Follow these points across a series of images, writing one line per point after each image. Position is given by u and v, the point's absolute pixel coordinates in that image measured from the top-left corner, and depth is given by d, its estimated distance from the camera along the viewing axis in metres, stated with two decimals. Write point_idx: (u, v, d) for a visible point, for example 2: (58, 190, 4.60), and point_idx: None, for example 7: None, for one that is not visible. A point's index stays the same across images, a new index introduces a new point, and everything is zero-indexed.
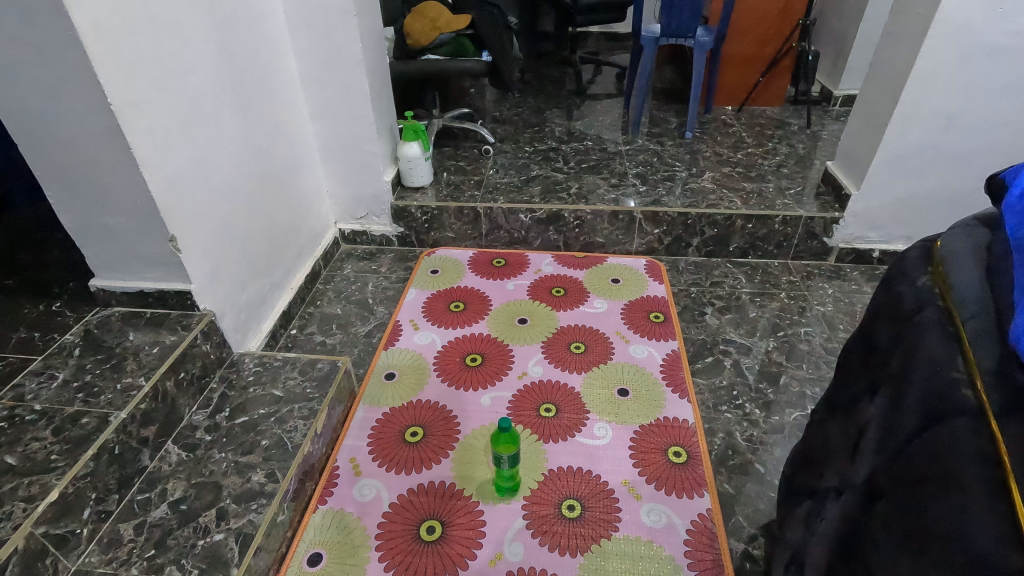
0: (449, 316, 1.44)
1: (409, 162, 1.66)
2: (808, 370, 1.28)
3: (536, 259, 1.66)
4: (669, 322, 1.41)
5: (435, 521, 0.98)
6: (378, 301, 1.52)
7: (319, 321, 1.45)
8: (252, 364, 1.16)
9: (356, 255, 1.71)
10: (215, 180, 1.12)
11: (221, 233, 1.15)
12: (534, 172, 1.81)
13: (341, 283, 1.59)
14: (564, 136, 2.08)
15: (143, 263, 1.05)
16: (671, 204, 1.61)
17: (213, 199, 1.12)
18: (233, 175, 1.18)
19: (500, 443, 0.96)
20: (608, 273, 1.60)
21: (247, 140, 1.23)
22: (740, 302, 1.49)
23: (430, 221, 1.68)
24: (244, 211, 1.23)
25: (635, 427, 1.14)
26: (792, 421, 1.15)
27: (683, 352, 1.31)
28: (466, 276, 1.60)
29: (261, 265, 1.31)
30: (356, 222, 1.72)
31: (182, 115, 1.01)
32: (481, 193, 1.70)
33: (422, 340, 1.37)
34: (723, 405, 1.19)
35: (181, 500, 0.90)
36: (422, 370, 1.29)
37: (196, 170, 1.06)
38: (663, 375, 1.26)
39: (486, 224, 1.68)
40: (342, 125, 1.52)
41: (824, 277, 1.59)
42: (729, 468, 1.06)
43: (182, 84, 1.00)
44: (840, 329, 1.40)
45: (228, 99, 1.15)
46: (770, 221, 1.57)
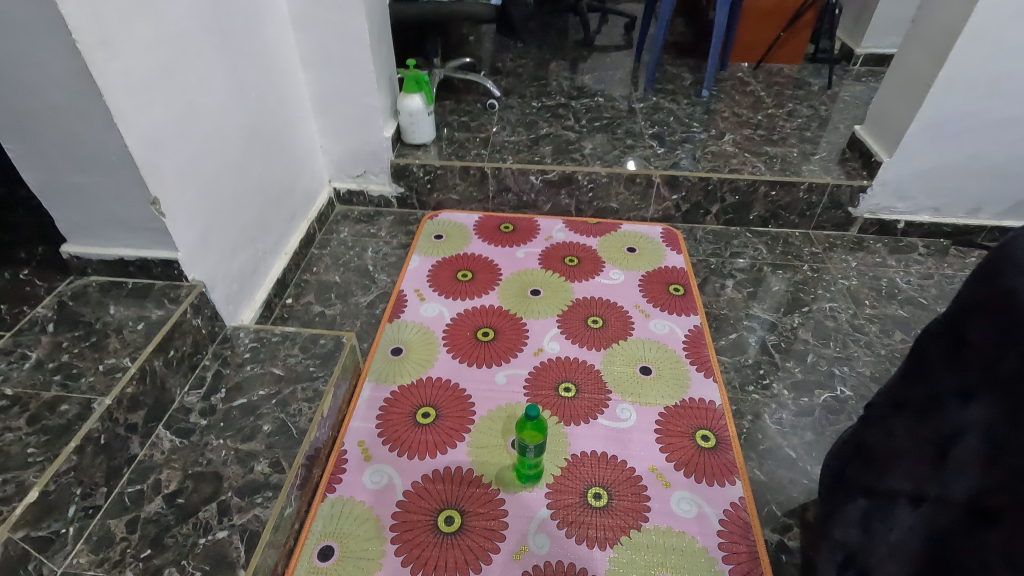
0: (456, 286, 1.35)
1: (411, 117, 1.52)
2: (836, 349, 1.22)
3: (547, 225, 1.56)
4: (690, 295, 1.33)
5: (453, 511, 0.92)
6: (379, 268, 1.41)
7: (317, 290, 1.35)
8: (248, 340, 1.06)
9: (353, 218, 1.60)
10: (201, 134, 0.99)
11: (209, 196, 1.03)
12: (543, 130, 1.69)
13: (338, 248, 1.48)
14: (573, 91, 1.95)
15: (123, 228, 0.93)
16: (691, 168, 1.51)
17: (200, 157, 0.99)
18: (222, 130, 1.06)
19: (525, 430, 0.89)
20: (623, 241, 1.51)
21: (235, 90, 1.09)
22: (762, 274, 1.42)
23: (433, 181, 1.56)
24: (234, 171, 1.11)
25: (659, 408, 1.08)
26: (822, 403, 1.10)
27: (706, 328, 1.25)
28: (472, 242, 1.50)
29: (253, 231, 1.20)
30: (352, 181, 1.59)
31: (161, 58, 0.87)
32: (487, 152, 1.57)
33: (429, 312, 1.28)
34: (750, 385, 1.13)
35: (178, 493, 0.82)
36: (430, 345, 1.20)
37: (179, 123, 0.93)
38: (686, 352, 1.19)
39: (493, 185, 1.56)
40: (338, 73, 1.38)
41: (847, 249, 1.52)
42: (760, 452, 1.01)
43: (159, 20, 0.86)
44: (867, 304, 1.34)
45: (211, 40, 1.00)
46: (796, 188, 1.49)
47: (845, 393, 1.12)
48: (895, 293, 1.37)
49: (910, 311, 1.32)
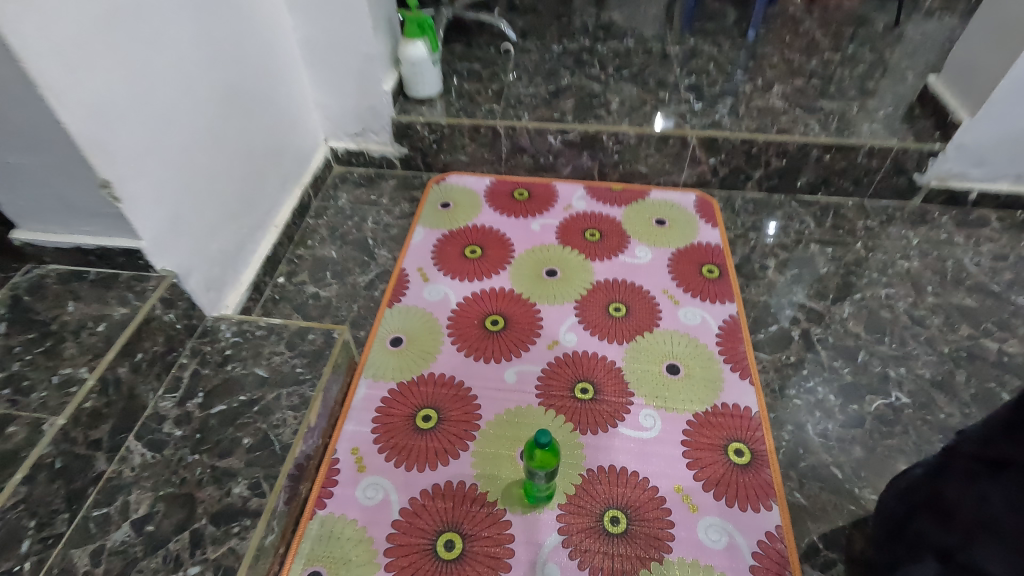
0: (464, 264, 1.22)
1: (413, 67, 1.34)
2: (892, 346, 1.07)
3: (566, 191, 1.40)
4: (725, 278, 1.18)
5: (455, 534, 0.83)
6: (379, 242, 1.28)
7: (311, 267, 1.23)
8: (229, 334, 0.96)
9: (352, 181, 1.45)
10: (163, 100, 0.85)
11: (179, 173, 0.89)
12: (564, 80, 1.49)
13: (335, 218, 1.35)
14: (599, 31, 1.72)
15: (76, 214, 0.81)
16: (734, 128, 1.32)
17: (163, 127, 0.85)
18: (191, 93, 0.91)
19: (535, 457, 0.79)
20: (651, 211, 1.34)
21: (204, 43, 0.93)
22: (808, 253, 1.25)
23: (439, 141, 1.40)
24: (209, 140, 0.96)
25: (687, 416, 0.96)
26: (873, 411, 0.97)
27: (743, 319, 1.11)
28: (482, 212, 1.35)
29: (235, 206, 1.06)
30: (351, 140, 1.43)
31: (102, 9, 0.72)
32: (500, 107, 1.39)
33: (433, 295, 1.16)
34: (791, 389, 1.00)
35: (147, 519, 0.74)
36: (434, 335, 1.09)
37: (134, 88, 0.78)
38: (720, 348, 1.06)
39: (506, 145, 1.39)
40: (329, 17, 1.19)
41: (908, 222, 1.33)
42: (801, 471, 0.90)
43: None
44: (929, 291, 1.17)
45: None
46: (854, 152, 1.29)
47: (901, 400, 0.99)
48: (962, 278, 1.20)
49: (979, 300, 1.15)
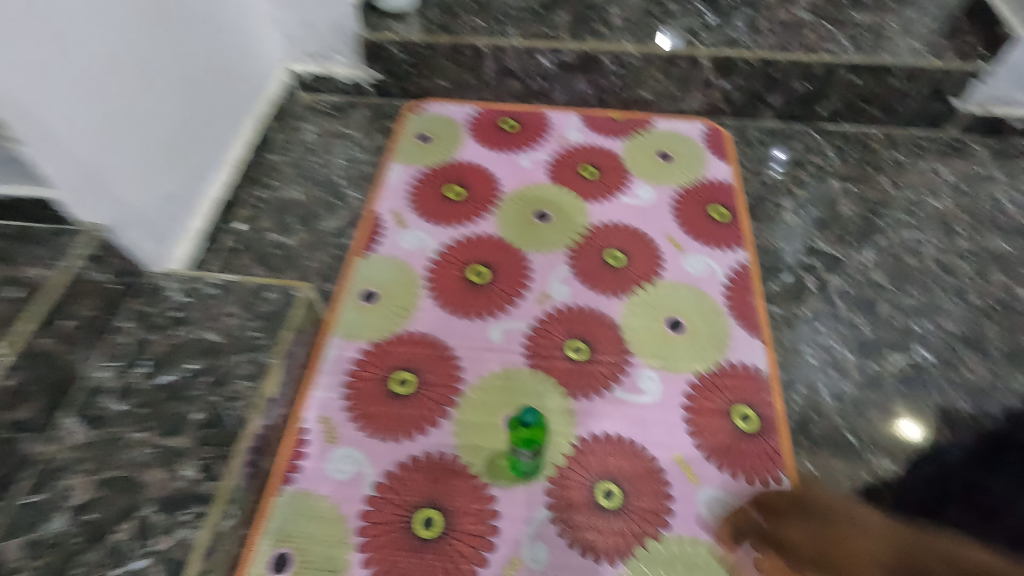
0: (445, 207, 1.09)
1: None
2: (917, 297, 0.97)
3: (560, 121, 1.23)
4: (736, 222, 1.06)
5: (435, 511, 0.76)
6: (350, 182, 1.14)
7: (273, 210, 1.09)
8: (176, 293, 0.84)
9: (320, 110, 1.27)
10: (67, 11, 0.68)
11: (97, 104, 0.74)
12: None
13: (299, 153, 1.19)
14: None
15: None
16: (752, 45, 1.15)
17: (71, 47, 0.69)
18: (104, 3, 0.74)
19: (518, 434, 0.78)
20: (655, 144, 1.19)
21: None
22: (830, 191, 1.12)
23: (416, 63, 1.23)
24: (133, 62, 0.80)
25: (690, 377, 0.87)
26: (893, 370, 0.89)
27: (754, 268, 1.00)
28: (465, 145, 1.20)
29: (174, 142, 0.91)
30: (314, 62, 1.25)
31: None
32: (485, 23, 1.21)
33: (410, 242, 1.04)
34: (804, 346, 0.91)
35: (86, 507, 0.65)
36: (411, 288, 0.98)
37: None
38: (728, 301, 0.96)
39: (492, 68, 1.22)
40: None
41: (941, 154, 1.19)
42: (812, 438, 0.83)
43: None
44: (961, 234, 1.06)
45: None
46: (887, 74, 1.13)
47: (924, 358, 0.90)
48: (997, 219, 1.08)
49: (1014, 245, 1.04)
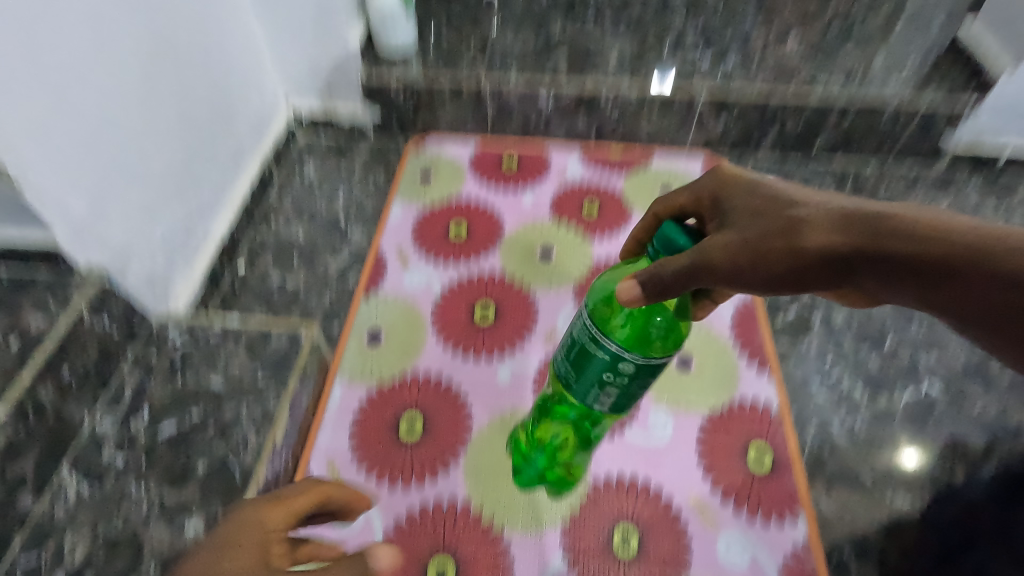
0: (449, 246, 1.09)
1: (384, 20, 1.17)
2: (921, 330, 0.99)
3: (560, 159, 1.23)
4: None
5: (446, 561, 0.74)
6: (353, 221, 1.15)
7: (275, 250, 1.10)
8: (178, 338, 0.83)
9: (320, 150, 1.29)
10: (70, 44, 0.68)
11: (99, 141, 0.73)
12: (557, 31, 1.33)
13: (301, 192, 1.20)
14: None
15: None
16: (748, 86, 1.18)
17: (75, 79, 0.69)
18: (111, 38, 0.74)
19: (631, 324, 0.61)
20: (656, 179, 1.19)
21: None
22: None
23: (419, 105, 1.25)
24: (139, 94, 0.81)
25: (702, 415, 0.85)
26: (902, 407, 0.90)
27: (760, 305, 0.98)
28: (468, 183, 1.19)
29: (175, 179, 0.90)
30: (316, 102, 1.27)
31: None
32: (486, 64, 1.24)
33: (414, 283, 1.03)
34: (814, 382, 0.92)
35: (85, 568, 0.64)
36: (416, 330, 0.97)
37: (22, 27, 0.61)
38: (736, 338, 0.94)
39: (494, 107, 1.25)
40: None
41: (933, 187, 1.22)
42: (826, 478, 0.83)
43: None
44: None
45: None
46: (875, 114, 1.18)
47: (932, 392, 0.92)
48: None
49: None
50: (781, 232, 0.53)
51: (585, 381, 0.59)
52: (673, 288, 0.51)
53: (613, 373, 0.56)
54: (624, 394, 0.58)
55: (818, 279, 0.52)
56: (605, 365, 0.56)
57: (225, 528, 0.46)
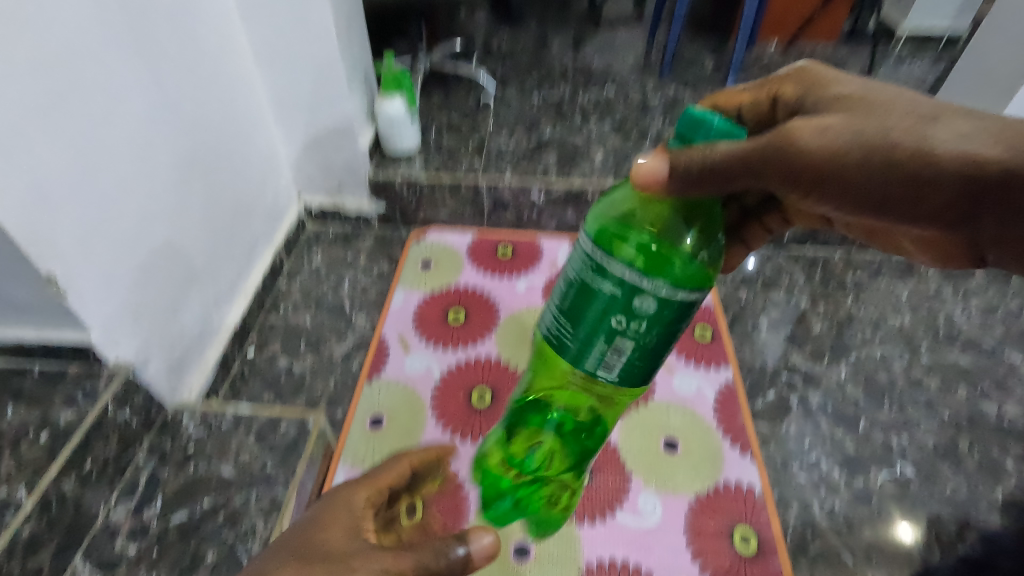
0: (448, 332, 1.16)
1: (391, 125, 1.30)
2: (891, 411, 1.05)
3: (551, 248, 1.33)
4: (719, 340, 1.12)
5: None
6: (357, 308, 1.23)
7: (283, 336, 1.16)
8: (192, 426, 0.88)
9: (327, 239, 1.39)
10: (117, 164, 0.77)
11: (135, 247, 0.81)
12: (546, 133, 1.47)
13: (309, 280, 1.28)
14: (580, 77, 1.69)
15: (16, 307, 0.73)
16: None
17: (119, 194, 0.78)
18: (150, 156, 0.84)
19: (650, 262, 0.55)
20: None
21: (160, 93, 0.85)
22: (800, 310, 1.22)
23: (420, 199, 1.36)
24: (173, 198, 0.90)
25: (689, 498, 0.90)
26: (879, 488, 0.95)
27: (740, 388, 1.04)
28: (466, 271, 1.28)
29: (199, 273, 0.98)
30: (325, 196, 1.37)
31: (30, 60, 0.63)
32: (482, 163, 1.36)
33: (415, 367, 1.09)
34: (794, 463, 0.97)
35: None
36: (416, 414, 1.02)
37: (78, 154, 0.70)
38: (719, 420, 0.99)
39: (490, 201, 1.35)
40: (297, 73, 1.15)
41: (896, 273, 1.32)
42: (810, 559, 0.87)
43: (26, 16, 0.62)
44: (923, 350, 1.15)
45: (117, 38, 0.76)
46: None
47: (906, 472, 0.97)
48: (954, 335, 1.19)
49: (973, 359, 1.15)
50: (898, 128, 0.54)
51: (590, 332, 0.54)
52: (741, 172, 0.51)
53: (625, 318, 0.52)
54: (637, 351, 0.54)
55: (930, 193, 0.54)
56: (618, 306, 0.52)
57: (324, 508, 0.57)
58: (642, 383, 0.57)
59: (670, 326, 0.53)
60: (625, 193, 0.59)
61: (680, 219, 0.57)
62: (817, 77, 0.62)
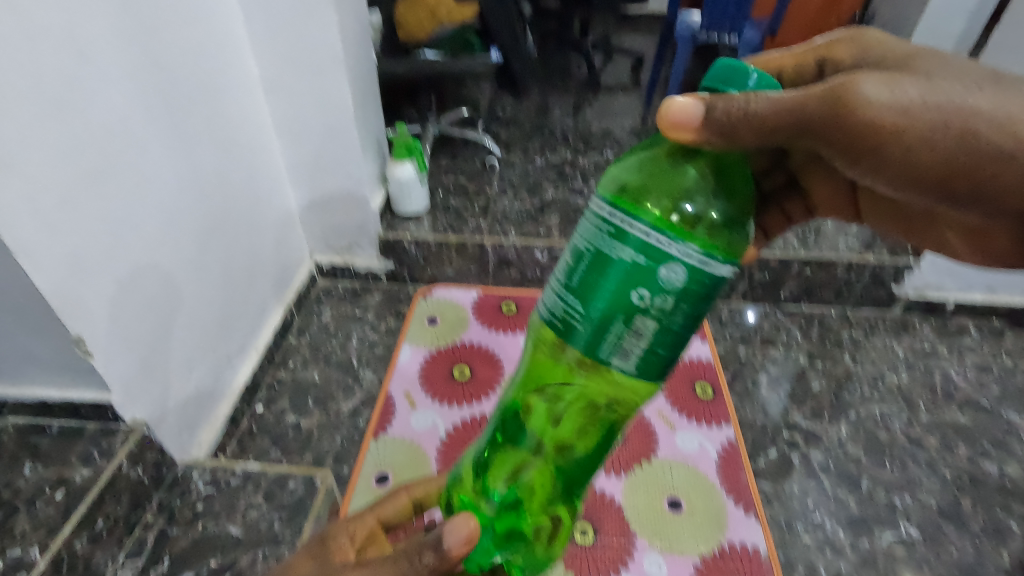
0: (453, 388, 1.18)
1: (401, 187, 1.37)
2: (893, 471, 1.06)
3: None
4: (720, 398, 1.14)
5: None
6: (365, 364, 1.25)
7: (291, 392, 1.18)
8: (201, 484, 0.89)
9: (336, 295, 1.43)
10: (144, 232, 0.82)
11: (155, 307, 0.85)
12: (549, 195, 1.53)
13: (317, 336, 1.32)
14: (581, 141, 1.78)
15: (42, 367, 0.76)
16: None
17: (144, 257, 0.82)
18: (174, 219, 0.88)
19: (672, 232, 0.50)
20: None
21: (188, 163, 0.91)
22: (799, 367, 1.25)
23: (427, 257, 1.41)
24: (193, 261, 0.94)
25: (695, 559, 0.90)
26: (884, 551, 0.94)
27: (742, 445, 1.05)
28: (471, 328, 1.32)
29: (213, 332, 1.01)
30: (336, 254, 1.42)
31: (77, 138, 0.69)
32: (488, 224, 1.42)
33: (421, 424, 1.11)
34: (799, 524, 0.97)
35: None
36: (422, 471, 1.03)
37: (109, 220, 0.74)
38: (722, 478, 1.00)
39: (495, 260, 1.40)
40: (314, 141, 1.22)
41: (891, 331, 1.35)
42: None
43: (75, 98, 0.68)
44: (921, 408, 1.17)
45: (152, 111, 0.82)
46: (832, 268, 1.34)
47: (911, 533, 0.97)
48: (952, 393, 1.21)
49: (971, 418, 1.16)
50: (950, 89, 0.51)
51: (603, 309, 0.47)
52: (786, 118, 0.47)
53: (648, 292, 0.46)
54: (660, 334, 0.47)
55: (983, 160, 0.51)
56: (641, 277, 0.46)
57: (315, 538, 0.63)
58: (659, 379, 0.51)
59: (697, 303, 0.47)
60: (640, 161, 0.54)
61: (701, 190, 0.51)
62: (871, 41, 0.59)
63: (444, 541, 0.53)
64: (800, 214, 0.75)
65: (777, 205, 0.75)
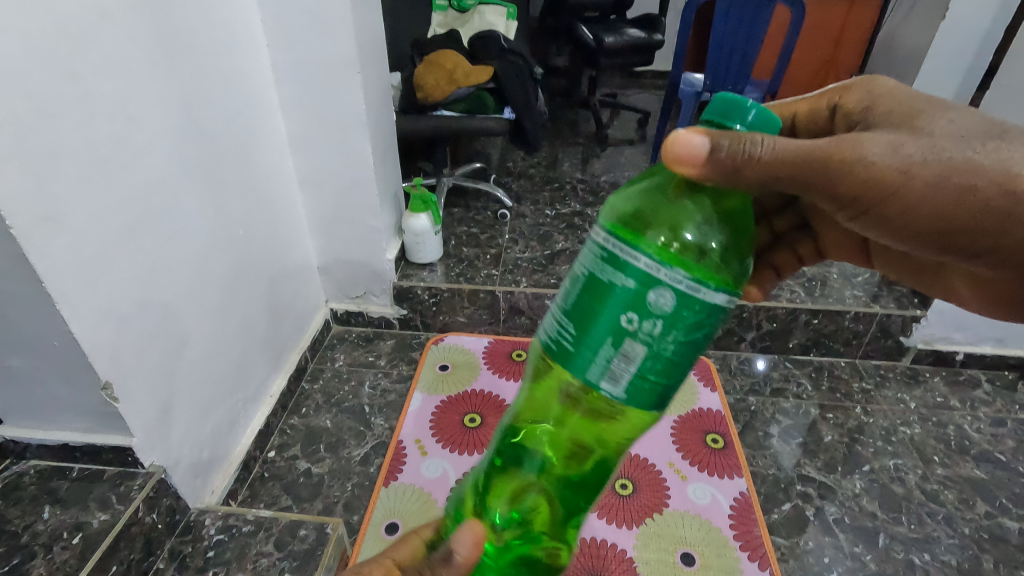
0: (464, 435, 1.18)
1: (416, 237, 1.42)
2: (910, 527, 1.04)
3: None
4: (732, 449, 1.13)
5: None
6: (376, 410, 1.27)
7: (304, 438, 1.19)
8: (213, 531, 0.89)
9: (350, 341, 1.46)
10: (174, 280, 0.86)
11: (177, 352, 0.88)
12: (559, 245, 1.57)
13: (331, 382, 1.33)
14: (590, 194, 1.84)
15: (68, 411, 0.79)
16: None
17: (171, 303, 0.85)
18: (201, 266, 0.92)
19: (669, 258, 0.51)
20: None
21: (218, 214, 0.96)
22: (810, 418, 1.24)
23: (439, 304, 1.44)
24: (215, 307, 0.97)
25: None
26: None
27: (755, 498, 1.05)
28: (481, 375, 1.33)
29: (230, 378, 1.04)
30: (351, 301, 1.46)
31: (120, 193, 0.73)
32: (499, 273, 1.46)
33: (431, 471, 1.11)
34: None
35: None
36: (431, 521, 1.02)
37: (142, 268, 0.78)
38: (735, 532, 0.99)
39: (506, 309, 1.43)
40: (335, 193, 1.28)
41: (901, 382, 1.35)
42: None
43: (119, 156, 0.73)
44: (935, 462, 1.16)
45: (187, 166, 0.87)
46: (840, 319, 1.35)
47: None
48: (966, 446, 1.20)
49: (988, 472, 1.14)
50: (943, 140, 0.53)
51: (597, 336, 0.49)
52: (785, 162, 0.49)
53: (637, 316, 0.47)
54: (651, 360, 0.49)
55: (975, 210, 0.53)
56: (630, 302, 0.47)
57: None
58: (654, 407, 0.52)
59: (690, 330, 0.48)
60: (643, 189, 0.55)
61: (699, 219, 0.53)
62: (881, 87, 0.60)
63: (453, 553, 0.55)
64: (811, 256, 0.77)
65: (789, 246, 0.77)
